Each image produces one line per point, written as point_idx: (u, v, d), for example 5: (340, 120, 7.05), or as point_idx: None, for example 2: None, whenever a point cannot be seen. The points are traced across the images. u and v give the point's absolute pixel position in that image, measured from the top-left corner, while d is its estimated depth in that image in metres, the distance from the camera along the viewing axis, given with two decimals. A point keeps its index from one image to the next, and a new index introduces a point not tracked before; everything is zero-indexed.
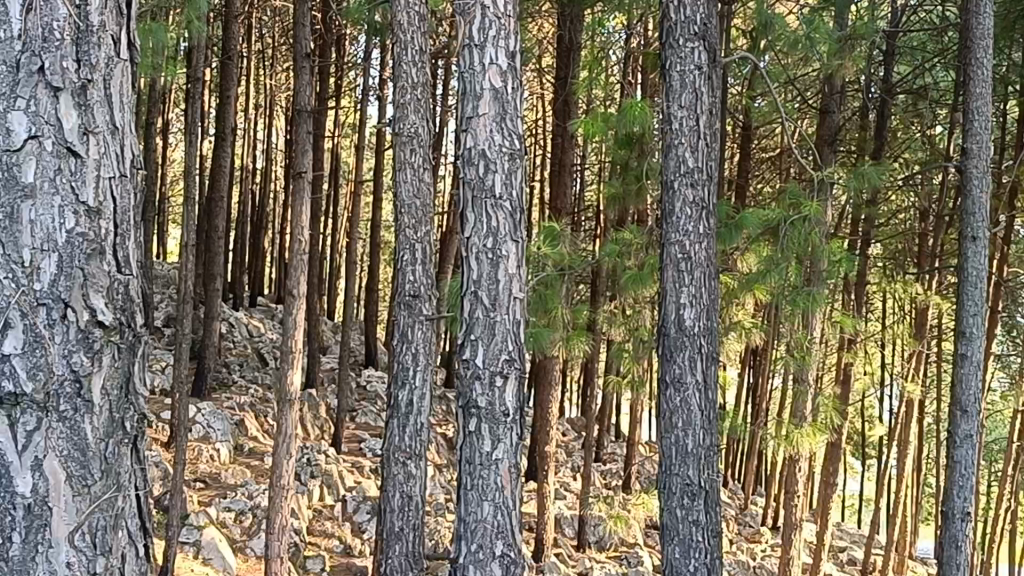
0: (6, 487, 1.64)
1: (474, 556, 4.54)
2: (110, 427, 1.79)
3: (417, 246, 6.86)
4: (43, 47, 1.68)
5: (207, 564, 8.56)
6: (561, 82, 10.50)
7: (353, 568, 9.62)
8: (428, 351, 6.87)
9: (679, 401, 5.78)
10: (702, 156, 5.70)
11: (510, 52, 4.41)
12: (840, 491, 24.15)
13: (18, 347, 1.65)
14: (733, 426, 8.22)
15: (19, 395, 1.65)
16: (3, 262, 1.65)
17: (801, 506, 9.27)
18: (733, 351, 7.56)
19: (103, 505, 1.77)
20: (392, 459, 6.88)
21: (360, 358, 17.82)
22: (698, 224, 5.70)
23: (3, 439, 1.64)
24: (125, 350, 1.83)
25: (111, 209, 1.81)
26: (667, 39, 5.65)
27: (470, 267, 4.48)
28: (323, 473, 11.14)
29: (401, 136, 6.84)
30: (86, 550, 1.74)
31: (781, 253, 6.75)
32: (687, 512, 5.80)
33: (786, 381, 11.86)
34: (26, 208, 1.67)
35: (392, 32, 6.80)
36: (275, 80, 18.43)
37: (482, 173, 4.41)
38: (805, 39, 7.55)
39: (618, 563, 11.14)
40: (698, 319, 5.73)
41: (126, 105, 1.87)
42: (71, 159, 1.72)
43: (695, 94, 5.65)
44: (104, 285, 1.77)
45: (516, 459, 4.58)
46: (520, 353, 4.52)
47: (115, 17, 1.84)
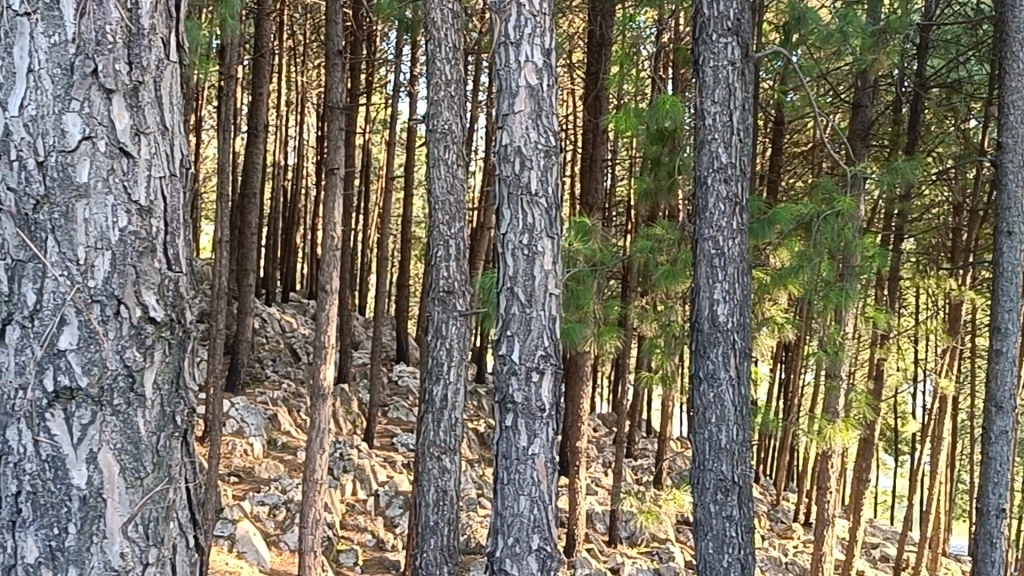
0: (62, 479, 1.69)
1: (511, 550, 4.57)
2: (161, 421, 1.83)
3: (451, 242, 6.85)
4: (96, 50, 1.73)
5: (242, 557, 8.64)
6: (592, 77, 10.43)
7: (385, 562, 9.70)
8: (462, 346, 6.89)
9: (713, 396, 5.79)
10: (736, 152, 5.69)
11: (545, 49, 4.44)
12: (875, 488, 24.04)
13: (74, 342, 1.69)
14: (765, 422, 8.20)
15: (74, 388, 1.69)
16: (59, 259, 1.69)
17: (833, 503, 9.22)
18: (765, 347, 7.57)
19: (155, 497, 1.83)
20: (426, 454, 6.96)
21: (392, 353, 17.92)
22: (732, 220, 5.71)
23: (59, 432, 1.69)
24: (175, 346, 1.87)
25: (162, 208, 1.85)
26: (699, 35, 5.66)
27: (505, 262, 4.48)
28: (356, 468, 11.21)
29: (435, 133, 6.82)
30: (138, 541, 1.79)
31: (813, 250, 6.76)
32: (721, 507, 5.84)
33: (817, 378, 11.82)
34: (81, 208, 1.71)
35: (425, 30, 6.77)
36: (306, 76, 18.50)
37: (518, 170, 4.42)
38: (838, 32, 7.55)
39: (649, 559, 11.16)
40: (731, 314, 5.72)
41: (175, 106, 1.91)
42: (124, 159, 1.77)
43: (728, 90, 5.64)
44: (155, 282, 1.82)
45: (551, 453, 4.61)
46: (555, 349, 4.54)
47: (165, 19, 1.88)
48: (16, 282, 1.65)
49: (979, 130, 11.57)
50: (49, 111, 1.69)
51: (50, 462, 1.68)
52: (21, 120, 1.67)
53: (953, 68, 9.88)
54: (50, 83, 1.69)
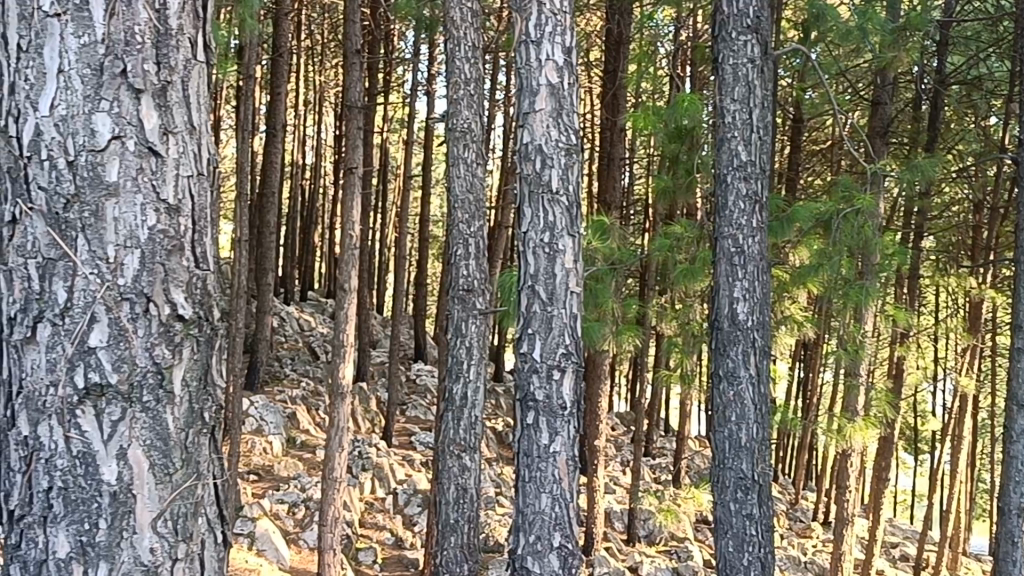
0: (93, 475, 1.73)
1: (533, 547, 4.62)
2: (190, 417, 1.85)
3: (471, 241, 6.86)
4: (125, 50, 1.75)
5: (262, 555, 8.63)
6: (610, 76, 10.40)
7: (404, 560, 9.72)
8: (482, 345, 6.90)
9: (732, 395, 5.78)
10: (756, 150, 5.67)
11: (566, 47, 4.43)
12: (895, 488, 23.92)
13: (104, 340, 1.72)
14: (784, 421, 8.17)
15: (105, 385, 1.72)
16: (89, 258, 1.72)
17: (852, 501, 9.18)
18: (783, 346, 7.56)
19: (183, 493, 1.84)
20: (446, 452, 6.98)
21: (410, 352, 17.96)
22: (752, 218, 5.70)
23: (90, 429, 1.72)
24: (204, 343, 1.88)
25: (190, 208, 1.86)
26: (719, 33, 5.65)
27: (527, 261, 4.50)
28: (375, 466, 11.26)
29: (455, 132, 6.82)
30: (168, 537, 1.81)
31: (833, 248, 6.74)
32: (741, 506, 5.83)
33: (836, 377, 11.77)
34: (110, 206, 1.74)
35: (445, 29, 6.78)
36: (325, 76, 18.54)
37: (539, 168, 4.43)
38: (857, 30, 7.52)
39: (668, 557, 11.14)
40: (751, 313, 5.72)
41: (203, 106, 1.92)
42: (152, 158, 1.79)
43: (748, 87, 5.63)
44: (184, 280, 1.83)
45: (573, 451, 4.61)
46: (576, 347, 4.54)
47: (194, 19, 1.88)
48: (46, 281, 1.70)
49: (999, 128, 11.49)
50: (78, 111, 1.71)
51: (80, 459, 1.72)
52: (51, 120, 1.70)
53: (973, 65, 9.80)
54: (80, 83, 1.71)
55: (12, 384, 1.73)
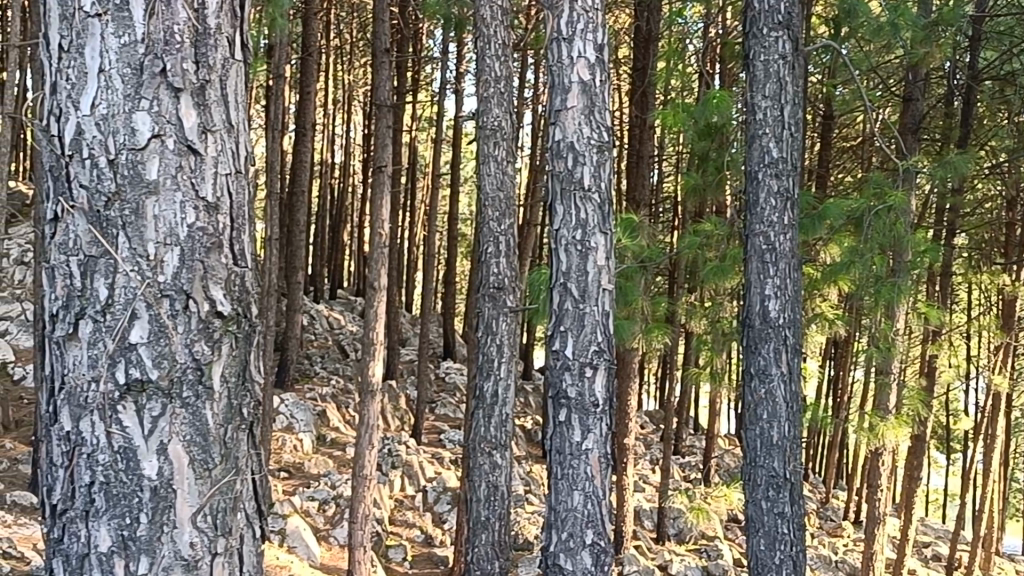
0: (134, 470, 1.76)
1: (565, 544, 4.64)
2: (229, 413, 1.86)
3: (501, 239, 6.84)
4: (165, 50, 1.77)
5: (292, 552, 8.68)
6: (638, 74, 10.37)
7: (434, 558, 9.73)
8: (512, 343, 6.89)
9: (764, 392, 5.75)
10: (787, 146, 5.64)
11: (597, 45, 4.42)
12: (926, 487, 23.74)
13: (144, 337, 1.75)
14: (814, 419, 8.12)
15: (145, 382, 1.75)
16: (130, 255, 1.75)
17: (885, 500, 9.11)
18: (814, 344, 7.52)
19: (223, 488, 1.85)
20: (477, 449, 6.99)
21: (439, 350, 18.01)
22: (783, 215, 5.66)
23: (131, 424, 1.75)
24: (243, 339, 1.89)
25: (229, 205, 1.88)
26: (750, 29, 5.63)
27: (559, 258, 4.50)
28: (404, 464, 11.30)
29: (485, 129, 6.83)
30: (207, 531, 1.82)
31: (864, 245, 6.69)
32: (773, 504, 5.81)
33: (867, 375, 11.69)
34: (151, 204, 1.76)
35: (474, 28, 6.80)
36: (353, 75, 18.59)
37: (571, 166, 4.43)
38: (889, 25, 7.45)
39: (697, 556, 11.10)
40: (782, 311, 5.69)
41: (241, 104, 1.93)
42: (192, 157, 1.81)
43: (779, 84, 5.60)
44: (223, 277, 1.85)
45: (606, 448, 4.61)
46: (609, 344, 4.53)
47: (232, 19, 1.89)
48: (88, 277, 1.75)
49: None
50: (119, 110, 1.75)
51: (122, 454, 1.75)
52: (93, 119, 1.75)
53: (1007, 60, 9.69)
54: (121, 83, 1.75)
55: (57, 380, 1.79)
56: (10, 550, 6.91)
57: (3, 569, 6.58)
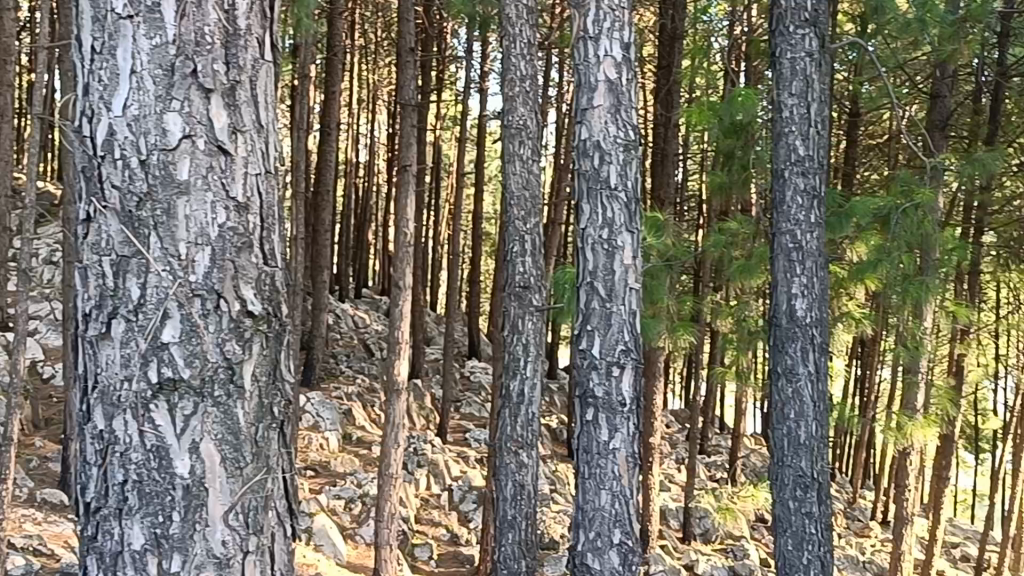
0: (166, 468, 1.77)
1: (592, 544, 4.65)
2: (260, 411, 1.87)
3: (527, 238, 6.83)
4: (195, 51, 1.78)
5: (319, 550, 8.71)
6: (663, 72, 10.35)
7: (460, 557, 9.75)
8: (538, 341, 6.89)
9: (791, 392, 5.73)
10: (814, 144, 5.61)
11: (624, 43, 4.41)
12: (954, 487, 23.56)
13: (176, 336, 1.76)
14: (841, 419, 8.08)
15: (177, 380, 1.77)
16: (161, 256, 1.76)
17: (913, 500, 9.05)
18: (841, 343, 7.48)
19: (254, 487, 1.86)
20: (504, 449, 7.00)
21: (464, 349, 18.03)
22: (810, 214, 5.64)
23: (163, 423, 1.77)
24: (273, 338, 1.90)
25: (259, 205, 1.89)
26: (777, 27, 5.60)
27: (585, 258, 4.50)
28: (430, 463, 11.31)
29: (510, 128, 6.83)
30: (239, 530, 1.83)
31: (891, 244, 6.64)
32: (800, 504, 5.78)
33: (894, 374, 11.63)
34: (181, 204, 1.78)
35: (500, 27, 6.81)
36: (378, 75, 18.64)
37: (598, 165, 4.43)
38: (917, 22, 7.42)
39: (724, 556, 11.07)
40: (810, 310, 5.66)
41: (271, 105, 1.94)
42: (222, 157, 1.82)
43: (805, 82, 5.58)
44: (254, 277, 1.85)
45: (633, 448, 4.60)
46: (636, 343, 4.52)
47: (261, 19, 1.90)
48: (120, 277, 1.76)
49: None
50: (150, 111, 1.76)
51: (154, 452, 1.77)
52: (124, 120, 1.76)
53: None
54: (152, 84, 1.76)
55: (90, 379, 1.81)
56: (40, 547, 6.99)
57: (34, 566, 6.65)
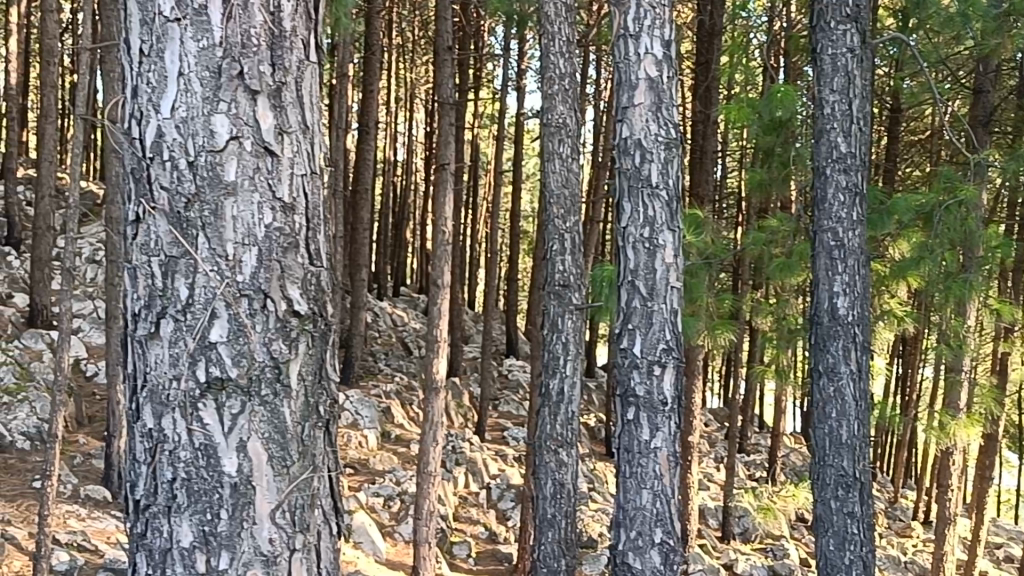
0: (214, 467, 1.79)
1: (634, 543, 4.64)
2: (306, 410, 1.88)
3: (566, 237, 6.81)
4: (242, 53, 1.80)
5: (359, 548, 8.75)
6: (702, 68, 10.28)
7: (498, 555, 9.77)
8: (578, 340, 6.87)
9: (833, 391, 5.68)
10: (856, 141, 5.56)
11: (665, 41, 4.39)
12: (998, 488, 23.25)
13: (224, 336, 1.78)
14: (883, 418, 8.00)
15: (225, 379, 1.79)
16: (209, 256, 1.78)
17: (955, 500, 8.95)
18: (883, 341, 7.41)
19: (301, 485, 1.87)
20: (543, 447, 7.01)
21: (502, 347, 18.04)
22: (852, 211, 5.58)
23: (211, 421, 1.79)
24: (319, 338, 1.91)
25: (305, 206, 1.90)
26: (818, 22, 5.55)
27: (626, 256, 4.50)
28: (469, 461, 11.34)
29: (549, 127, 6.83)
30: (286, 528, 1.85)
31: (934, 241, 6.57)
32: (842, 504, 5.73)
33: (936, 373, 11.50)
34: (229, 205, 1.79)
35: (539, 25, 6.82)
36: (415, 73, 18.70)
37: (639, 163, 4.41)
38: (960, 16, 7.31)
39: (763, 555, 11.00)
40: (852, 308, 5.61)
41: (316, 105, 1.95)
42: (268, 158, 1.83)
43: (847, 78, 5.53)
44: (300, 277, 1.87)
45: (674, 447, 4.58)
46: (678, 342, 4.50)
47: (306, 20, 1.91)
48: (169, 277, 1.79)
49: None
50: (198, 112, 1.78)
51: (203, 451, 1.79)
52: (173, 122, 1.79)
53: None
54: (199, 86, 1.78)
55: (139, 378, 1.83)
56: (84, 543, 7.08)
57: (79, 561, 6.74)
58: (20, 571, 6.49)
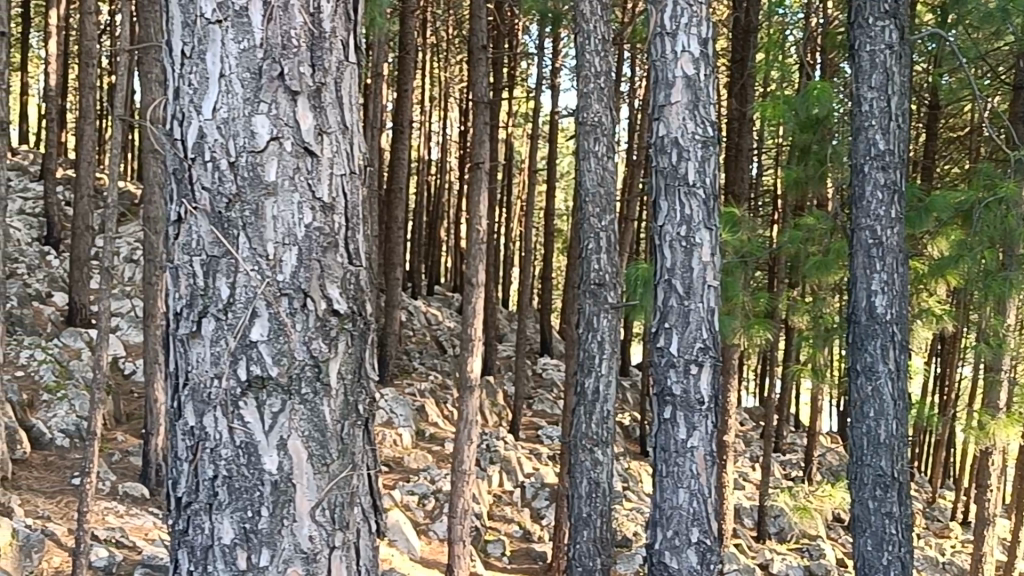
0: (255, 464, 1.81)
1: (670, 542, 4.63)
2: (346, 408, 1.90)
3: (601, 235, 6.80)
4: (282, 54, 1.81)
5: (393, 545, 8.79)
6: (738, 66, 10.22)
7: (532, 553, 9.77)
8: (613, 339, 6.86)
9: (871, 390, 5.64)
10: (894, 139, 5.52)
11: (702, 38, 4.38)
12: None
13: (265, 334, 1.80)
14: (921, 418, 7.92)
15: (266, 378, 1.80)
16: (250, 256, 1.80)
17: (995, 501, 8.84)
18: (921, 340, 7.34)
19: (341, 483, 1.89)
20: (578, 445, 7.01)
21: (536, 346, 18.04)
22: (890, 208, 5.54)
23: (252, 419, 1.81)
24: (358, 337, 1.92)
25: (344, 206, 1.91)
26: (856, 18, 5.51)
27: (663, 255, 4.49)
28: (503, 459, 11.35)
29: (584, 125, 6.82)
30: (325, 525, 1.86)
31: (974, 239, 6.48)
32: (880, 504, 5.68)
33: (975, 372, 11.38)
34: (269, 205, 1.81)
35: (574, 24, 6.82)
36: (449, 72, 18.73)
37: (675, 161, 4.40)
38: (1000, 12, 7.21)
39: (799, 556, 10.93)
40: (890, 306, 5.56)
41: (355, 106, 1.96)
42: (308, 158, 1.84)
43: (886, 75, 5.48)
44: (339, 276, 1.88)
45: (711, 446, 4.57)
46: (715, 341, 4.48)
47: (346, 21, 1.92)
48: (211, 277, 1.81)
49: None
50: (239, 113, 1.80)
51: (244, 449, 1.81)
52: (215, 123, 1.81)
53: None
54: (240, 87, 1.80)
55: (181, 377, 1.85)
56: (122, 540, 7.15)
57: (117, 557, 6.81)
58: (60, 567, 6.57)
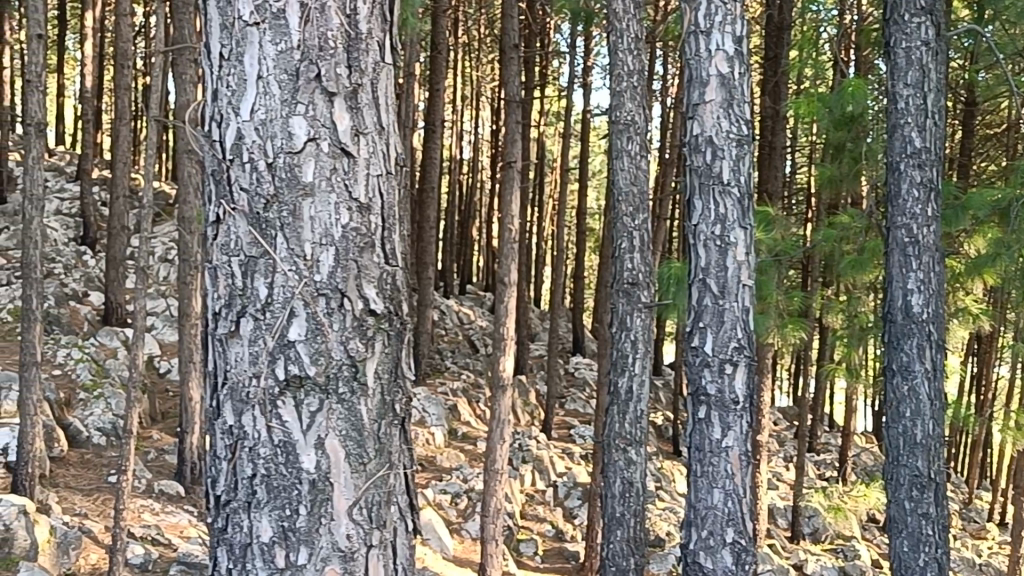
0: (293, 463, 1.82)
1: (705, 542, 4.62)
2: (382, 408, 1.90)
3: (634, 234, 6.78)
4: (319, 56, 1.82)
5: (426, 544, 8.81)
6: (772, 63, 10.15)
7: (565, 552, 9.77)
8: (646, 338, 6.84)
9: (907, 390, 5.59)
10: (930, 136, 5.47)
11: (737, 37, 4.35)
12: None
13: (302, 334, 1.81)
14: (957, 418, 7.85)
15: (303, 377, 1.81)
16: (288, 256, 1.81)
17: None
18: (957, 339, 7.26)
19: (377, 481, 1.90)
20: (612, 445, 7.00)
21: (569, 345, 18.02)
22: (926, 206, 5.48)
23: (290, 419, 1.82)
24: (394, 336, 1.93)
25: (381, 206, 1.92)
26: (891, 15, 5.46)
27: (697, 254, 4.47)
28: (535, 458, 11.35)
29: (618, 124, 6.79)
30: (363, 524, 1.87)
31: (1012, 236, 6.34)
32: (917, 504, 5.63)
33: (1013, 372, 11.25)
34: (306, 206, 1.82)
35: (607, 22, 6.79)
36: (481, 72, 18.73)
37: (710, 160, 4.38)
38: None
39: (833, 556, 10.85)
40: (926, 305, 5.51)
41: (391, 107, 1.96)
42: (344, 159, 1.85)
43: (921, 72, 5.43)
44: (375, 276, 1.89)
45: (746, 445, 4.54)
46: (750, 341, 4.46)
47: (381, 22, 1.93)
48: (249, 277, 1.82)
49: None
50: (277, 115, 1.81)
51: (282, 448, 1.82)
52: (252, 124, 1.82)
53: None
54: (277, 89, 1.81)
55: (220, 376, 1.87)
56: (157, 537, 7.21)
57: (153, 555, 6.87)
58: (96, 564, 6.64)
